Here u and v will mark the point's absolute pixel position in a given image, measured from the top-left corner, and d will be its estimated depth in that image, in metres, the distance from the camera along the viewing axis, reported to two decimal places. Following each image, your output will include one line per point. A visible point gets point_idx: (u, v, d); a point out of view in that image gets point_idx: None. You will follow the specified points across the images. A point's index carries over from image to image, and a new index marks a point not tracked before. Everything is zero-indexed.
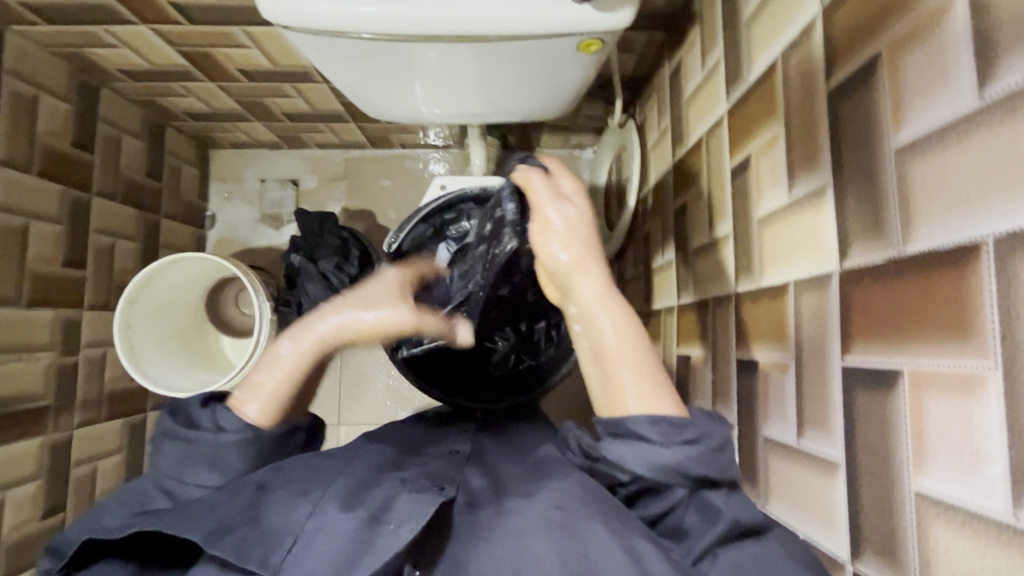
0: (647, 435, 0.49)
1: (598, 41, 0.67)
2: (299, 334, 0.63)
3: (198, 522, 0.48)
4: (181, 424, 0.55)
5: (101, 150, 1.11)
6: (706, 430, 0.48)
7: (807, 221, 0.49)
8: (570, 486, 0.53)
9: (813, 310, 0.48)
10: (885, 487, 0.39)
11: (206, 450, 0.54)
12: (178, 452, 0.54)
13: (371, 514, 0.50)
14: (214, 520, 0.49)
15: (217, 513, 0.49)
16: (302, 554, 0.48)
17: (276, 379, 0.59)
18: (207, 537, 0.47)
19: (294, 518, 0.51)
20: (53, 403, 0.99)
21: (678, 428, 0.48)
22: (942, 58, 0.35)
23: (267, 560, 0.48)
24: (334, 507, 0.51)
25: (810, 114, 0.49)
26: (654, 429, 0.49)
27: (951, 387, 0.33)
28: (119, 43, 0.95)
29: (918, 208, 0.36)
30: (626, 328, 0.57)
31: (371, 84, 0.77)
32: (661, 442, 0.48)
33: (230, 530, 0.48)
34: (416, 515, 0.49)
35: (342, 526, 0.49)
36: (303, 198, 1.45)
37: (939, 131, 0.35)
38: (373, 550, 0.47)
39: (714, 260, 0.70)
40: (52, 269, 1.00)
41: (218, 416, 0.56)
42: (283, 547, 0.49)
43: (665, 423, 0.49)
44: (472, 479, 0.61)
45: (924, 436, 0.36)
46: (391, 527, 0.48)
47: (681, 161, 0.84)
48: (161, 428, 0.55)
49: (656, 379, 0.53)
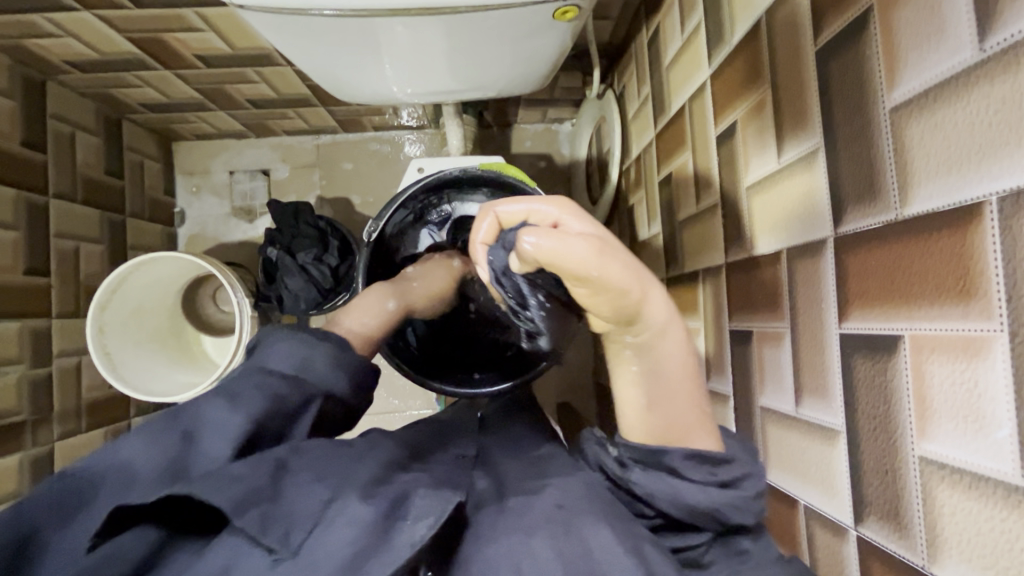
0: (683, 472, 0.47)
1: (574, 8, 0.64)
2: (399, 296, 0.73)
3: (224, 486, 0.43)
4: (301, 332, 0.56)
5: (54, 148, 1.05)
6: (745, 472, 0.47)
7: (798, 186, 0.48)
8: (574, 484, 0.53)
9: (807, 277, 0.47)
10: (888, 454, 0.39)
11: (315, 359, 0.54)
12: (293, 353, 0.54)
13: (390, 507, 0.45)
14: (240, 487, 0.43)
15: (242, 481, 0.43)
16: (320, 541, 0.42)
17: (380, 318, 0.69)
18: (233, 506, 0.41)
19: (311, 502, 0.44)
20: (29, 418, 0.96)
21: (716, 468, 0.47)
22: (939, 9, 0.33)
23: (287, 539, 0.42)
24: (356, 497, 0.44)
25: (797, 75, 0.48)
26: (697, 469, 0.47)
27: (954, 350, 0.33)
28: (62, 31, 0.89)
29: (916, 170, 0.35)
30: (687, 356, 0.49)
31: (338, 65, 0.73)
32: (697, 480, 0.46)
33: (253, 502, 0.42)
34: (437, 509, 0.45)
35: (364, 515, 0.43)
36: (275, 189, 1.40)
37: (937, 86, 0.34)
38: (390, 547, 0.42)
39: (703, 231, 0.69)
40: (14, 277, 0.95)
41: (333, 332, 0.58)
42: (303, 528, 0.43)
43: (704, 461, 0.47)
44: (478, 481, 0.58)
45: (927, 401, 0.35)
46: (409, 522, 0.44)
47: (663, 131, 0.82)
48: (277, 333, 0.56)
49: (702, 411, 0.49)
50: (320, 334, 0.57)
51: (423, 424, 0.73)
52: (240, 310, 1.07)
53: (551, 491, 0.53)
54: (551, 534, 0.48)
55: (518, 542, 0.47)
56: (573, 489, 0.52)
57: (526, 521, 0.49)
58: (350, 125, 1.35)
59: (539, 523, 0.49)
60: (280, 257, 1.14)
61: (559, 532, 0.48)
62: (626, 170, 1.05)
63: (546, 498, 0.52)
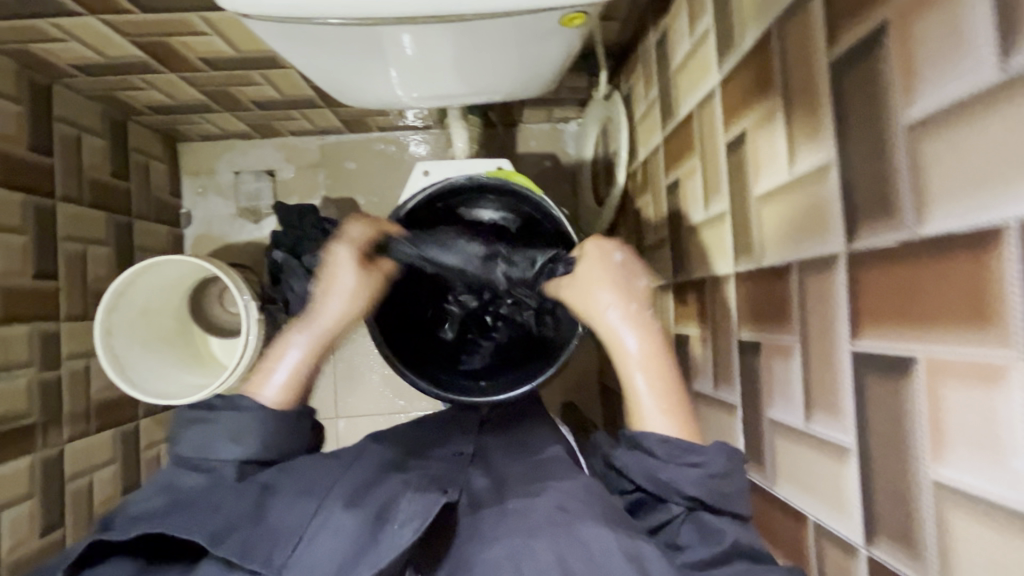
0: (654, 451, 0.54)
1: (581, 15, 0.63)
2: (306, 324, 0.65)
3: (201, 522, 0.48)
4: (202, 408, 0.56)
5: (61, 152, 1.05)
6: (709, 458, 0.52)
7: (809, 199, 0.48)
8: (574, 487, 0.54)
9: (818, 292, 0.47)
10: (900, 475, 0.38)
11: (229, 426, 0.55)
12: (203, 434, 0.55)
13: (375, 514, 0.49)
14: (221, 518, 0.48)
15: (222, 513, 0.49)
16: (307, 555, 0.47)
17: (296, 353, 0.62)
18: (211, 537, 0.47)
19: (296, 517, 0.50)
20: (40, 421, 0.97)
21: (686, 451, 0.53)
22: (959, 25, 0.32)
23: (271, 559, 0.47)
24: (337, 507, 0.50)
25: (810, 88, 0.47)
26: (662, 447, 0.53)
27: (971, 375, 0.32)
28: (67, 36, 0.89)
29: (933, 190, 0.35)
30: (659, 384, 0.58)
31: (342, 72, 0.73)
32: (664, 459, 0.53)
33: (234, 529, 0.48)
34: (420, 513, 0.48)
35: (346, 525, 0.48)
36: (281, 189, 1.40)
37: (958, 105, 0.33)
38: (375, 550, 0.46)
39: (711, 239, 0.69)
40: (23, 282, 0.96)
41: (235, 396, 0.57)
42: (287, 545, 0.48)
43: (674, 445, 0.53)
44: (476, 480, 0.61)
45: (942, 425, 0.35)
46: (395, 526, 0.48)
47: (670, 136, 0.82)
48: (184, 415, 0.56)
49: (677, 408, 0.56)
50: (220, 405, 0.56)
51: (428, 431, 0.73)
52: (246, 312, 1.08)
53: (553, 494, 0.54)
54: (552, 536, 0.48)
55: (519, 543, 0.48)
56: (575, 492, 0.53)
57: (530, 522, 0.50)
58: (354, 125, 1.35)
59: (539, 526, 0.50)
60: (285, 260, 1.11)
61: (559, 534, 0.49)
62: (633, 173, 1.04)
63: (547, 501, 0.53)
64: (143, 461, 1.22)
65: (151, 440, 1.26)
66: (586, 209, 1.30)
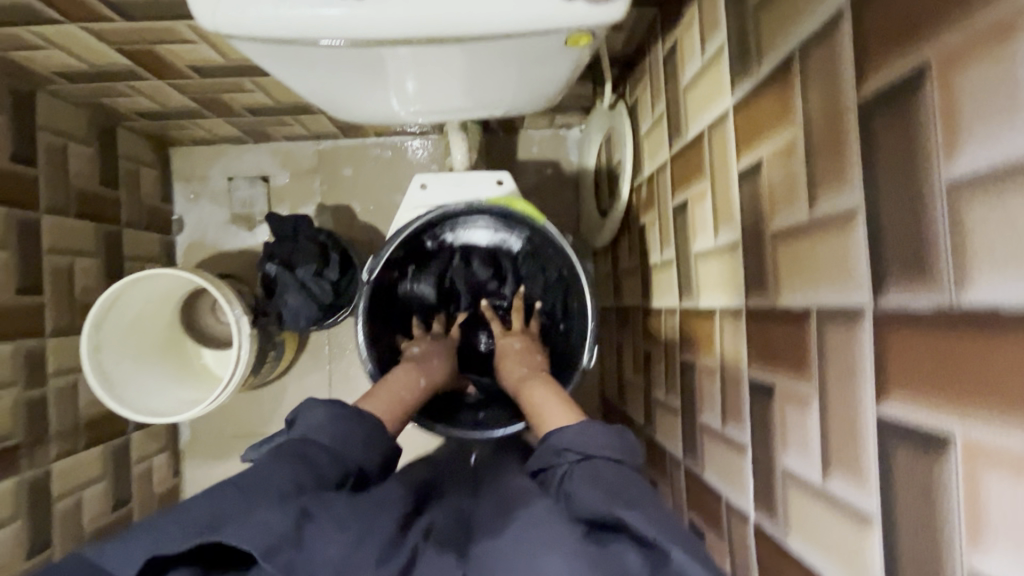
0: (571, 439, 0.63)
1: (587, 36, 0.59)
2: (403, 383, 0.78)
3: (253, 523, 0.46)
4: (334, 405, 0.67)
5: (45, 161, 1.01)
6: (609, 440, 0.61)
7: (831, 244, 0.44)
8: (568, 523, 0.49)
9: (840, 346, 0.44)
10: (931, 557, 0.36)
11: (347, 428, 0.65)
12: (333, 429, 0.64)
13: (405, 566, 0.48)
14: (268, 519, 0.47)
15: (269, 523, 0.46)
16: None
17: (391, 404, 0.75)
18: (264, 550, 0.44)
19: (329, 543, 0.47)
20: (25, 441, 0.94)
21: (600, 436, 0.62)
22: (1013, 81, 0.29)
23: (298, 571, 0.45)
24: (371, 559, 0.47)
25: (835, 127, 0.43)
26: (579, 434, 0.63)
27: (1015, 467, 0.30)
28: (47, 43, 0.85)
29: (976, 258, 0.32)
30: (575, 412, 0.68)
31: (335, 89, 0.69)
32: (584, 439, 0.62)
33: (280, 544, 0.45)
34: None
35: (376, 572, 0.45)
36: (275, 196, 1.36)
37: (1007, 169, 0.29)
38: None
39: (721, 269, 0.66)
40: (6, 298, 0.92)
41: (353, 410, 0.67)
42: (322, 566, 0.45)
43: (586, 431, 0.63)
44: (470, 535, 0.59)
45: (979, 512, 0.32)
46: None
47: (678, 155, 0.78)
48: (322, 404, 0.67)
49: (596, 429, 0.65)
50: (348, 411, 0.67)
51: None
52: (237, 326, 1.04)
53: (537, 512, 0.53)
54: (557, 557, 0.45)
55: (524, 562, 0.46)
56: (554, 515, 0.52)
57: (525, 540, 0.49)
58: (350, 131, 1.30)
59: (543, 544, 0.47)
60: (279, 273, 1.10)
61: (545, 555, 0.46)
62: (638, 187, 1.01)
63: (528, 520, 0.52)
64: (135, 476, 1.20)
65: (142, 453, 1.23)
66: (588, 219, 1.26)
